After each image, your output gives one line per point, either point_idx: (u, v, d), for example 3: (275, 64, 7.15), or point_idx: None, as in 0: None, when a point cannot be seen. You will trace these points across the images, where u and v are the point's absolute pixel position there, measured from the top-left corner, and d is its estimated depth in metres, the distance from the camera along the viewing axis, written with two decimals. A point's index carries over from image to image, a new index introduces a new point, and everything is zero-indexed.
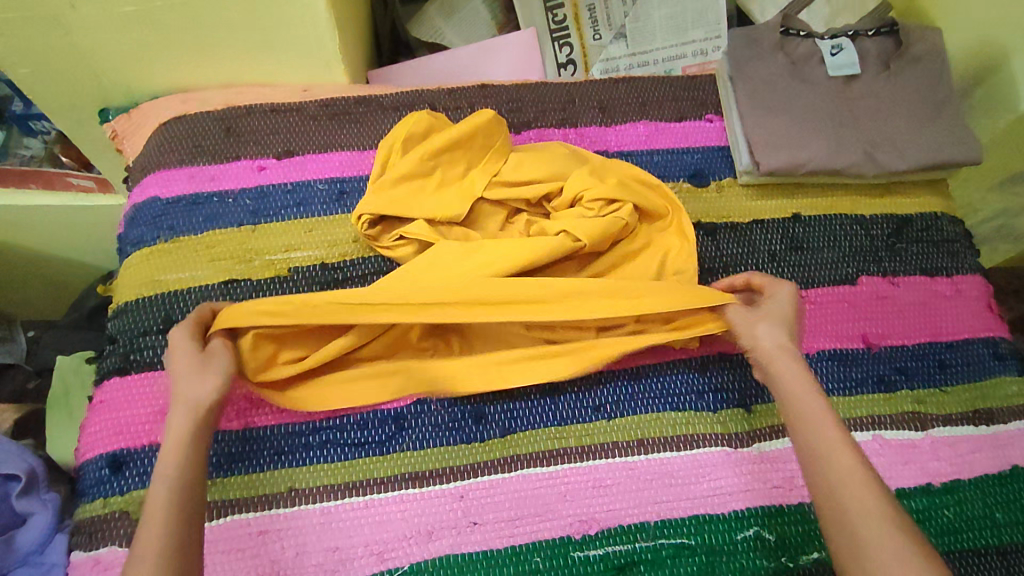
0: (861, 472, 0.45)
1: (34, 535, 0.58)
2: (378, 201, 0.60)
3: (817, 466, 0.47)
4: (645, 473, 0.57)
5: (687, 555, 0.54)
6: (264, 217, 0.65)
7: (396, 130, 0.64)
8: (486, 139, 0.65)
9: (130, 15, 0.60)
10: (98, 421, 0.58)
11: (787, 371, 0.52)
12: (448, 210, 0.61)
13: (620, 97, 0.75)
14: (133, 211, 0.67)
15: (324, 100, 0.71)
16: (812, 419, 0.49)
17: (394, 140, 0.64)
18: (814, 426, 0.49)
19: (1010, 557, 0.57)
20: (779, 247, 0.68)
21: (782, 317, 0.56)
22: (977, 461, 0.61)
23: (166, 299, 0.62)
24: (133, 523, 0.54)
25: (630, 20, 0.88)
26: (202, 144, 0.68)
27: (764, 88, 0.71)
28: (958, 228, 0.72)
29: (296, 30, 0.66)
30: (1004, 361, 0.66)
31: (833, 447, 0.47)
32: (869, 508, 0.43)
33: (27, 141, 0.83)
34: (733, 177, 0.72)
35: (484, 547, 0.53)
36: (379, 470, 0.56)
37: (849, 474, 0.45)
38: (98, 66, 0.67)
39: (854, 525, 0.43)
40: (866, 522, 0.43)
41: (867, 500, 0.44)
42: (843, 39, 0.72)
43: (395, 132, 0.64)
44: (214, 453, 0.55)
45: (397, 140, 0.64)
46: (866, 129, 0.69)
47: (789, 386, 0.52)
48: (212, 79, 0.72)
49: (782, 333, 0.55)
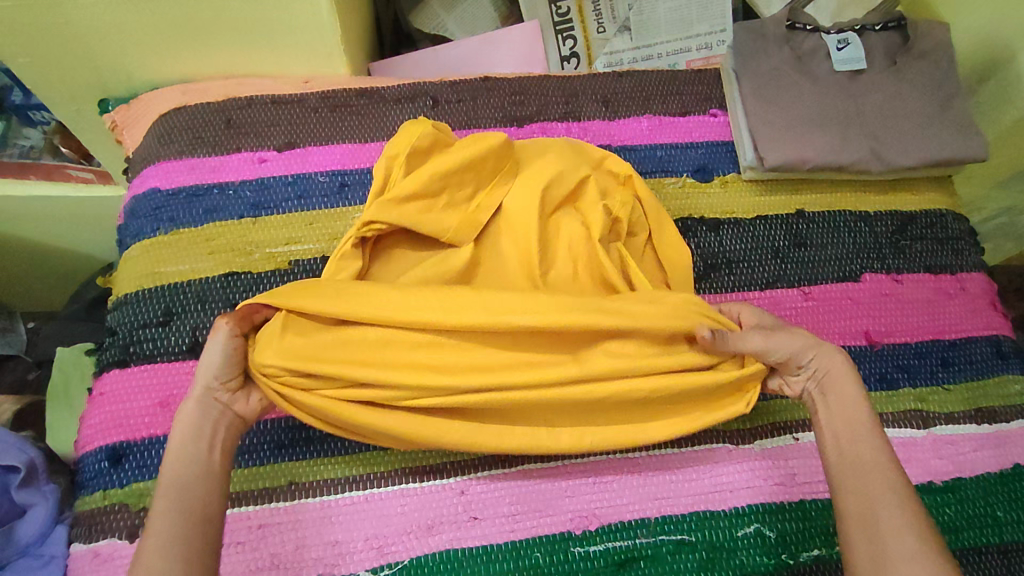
0: (903, 492, 0.44)
1: (34, 527, 0.57)
2: (386, 209, 0.56)
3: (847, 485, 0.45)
4: (646, 470, 0.56)
5: (688, 551, 0.54)
6: (264, 210, 0.65)
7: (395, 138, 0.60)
8: (499, 159, 0.61)
9: (131, 4, 0.60)
10: (98, 412, 0.58)
11: (839, 372, 0.50)
12: (452, 227, 0.58)
13: (623, 91, 0.74)
14: (133, 202, 0.66)
15: (325, 92, 0.70)
16: (859, 438, 0.47)
17: (399, 146, 0.59)
18: (861, 438, 0.47)
19: (1010, 555, 0.57)
20: (783, 243, 0.68)
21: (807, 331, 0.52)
22: (979, 460, 0.60)
23: (166, 292, 0.61)
24: (133, 515, 0.53)
25: (634, 13, 0.87)
26: (203, 136, 0.67)
27: (769, 80, 0.70)
28: (963, 225, 0.72)
29: (298, 21, 0.65)
30: (1008, 359, 0.66)
31: (877, 462, 0.46)
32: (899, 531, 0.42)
33: (26, 132, 0.80)
34: (737, 172, 0.71)
35: (483, 542, 0.53)
36: (379, 464, 0.55)
37: (888, 490, 0.44)
38: (98, 56, 0.66)
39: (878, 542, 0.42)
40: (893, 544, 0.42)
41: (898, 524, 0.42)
42: (849, 34, 0.71)
43: (398, 141, 0.59)
44: (259, 440, 0.56)
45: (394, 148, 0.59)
46: (871, 125, 0.68)
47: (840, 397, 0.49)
48: (214, 70, 0.72)
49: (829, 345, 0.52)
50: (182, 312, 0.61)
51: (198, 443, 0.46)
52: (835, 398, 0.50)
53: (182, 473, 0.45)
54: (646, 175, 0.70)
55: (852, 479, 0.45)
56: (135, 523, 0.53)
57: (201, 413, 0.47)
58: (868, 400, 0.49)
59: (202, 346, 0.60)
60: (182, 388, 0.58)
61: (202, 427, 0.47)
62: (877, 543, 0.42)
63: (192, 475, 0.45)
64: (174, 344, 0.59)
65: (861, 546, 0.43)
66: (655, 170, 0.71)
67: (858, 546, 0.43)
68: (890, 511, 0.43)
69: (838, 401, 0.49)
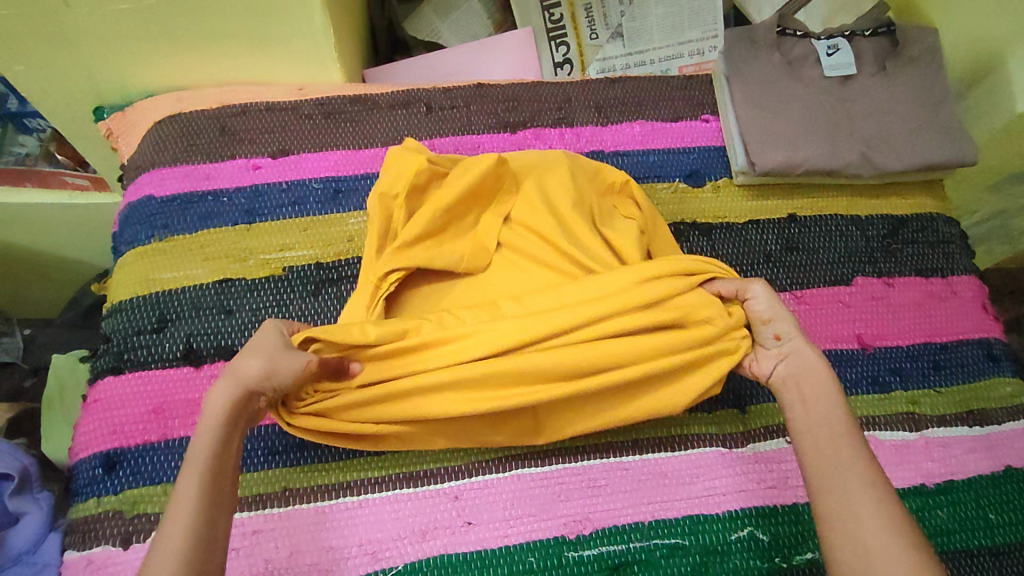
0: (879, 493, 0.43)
1: (28, 534, 0.57)
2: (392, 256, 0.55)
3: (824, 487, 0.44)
4: (639, 474, 0.57)
5: (681, 555, 0.54)
6: (259, 216, 0.65)
7: (388, 166, 0.59)
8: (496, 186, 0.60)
9: (125, 13, 0.60)
10: (92, 419, 0.58)
11: (813, 370, 0.50)
12: (465, 254, 0.58)
13: (616, 97, 0.75)
14: (128, 210, 0.66)
15: (319, 99, 0.71)
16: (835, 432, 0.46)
17: (396, 181, 0.58)
18: (838, 435, 0.46)
19: (1003, 557, 0.57)
20: (775, 247, 0.68)
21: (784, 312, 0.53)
22: (970, 462, 0.61)
23: (160, 299, 0.62)
24: (126, 522, 0.53)
25: (627, 19, 0.88)
26: (197, 143, 0.68)
27: (760, 86, 0.70)
28: (953, 228, 0.72)
29: (292, 29, 0.65)
30: (999, 362, 0.66)
31: (852, 461, 0.45)
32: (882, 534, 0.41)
33: (23, 139, 0.80)
34: (729, 177, 0.72)
35: (477, 547, 0.53)
36: (374, 469, 0.56)
37: (866, 488, 0.43)
38: (93, 65, 0.67)
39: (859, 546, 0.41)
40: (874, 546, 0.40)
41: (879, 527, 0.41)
42: (839, 40, 0.72)
43: (393, 174, 0.59)
44: (253, 447, 0.56)
45: (392, 183, 0.59)
46: (862, 130, 0.69)
47: (813, 390, 0.49)
48: (208, 78, 0.72)
49: (806, 344, 0.51)
50: (177, 318, 0.61)
51: (228, 436, 0.44)
52: (806, 395, 0.49)
53: (208, 467, 0.42)
54: (638, 180, 0.71)
55: (828, 477, 0.45)
56: (129, 530, 0.53)
57: (239, 407, 0.44)
58: (841, 393, 0.49)
59: (196, 353, 0.60)
60: (176, 395, 0.58)
61: (235, 421, 0.44)
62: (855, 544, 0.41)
63: (213, 471, 0.42)
64: (169, 351, 0.59)
65: (840, 546, 0.42)
66: (647, 175, 0.71)
67: (839, 551, 0.42)
68: (870, 511, 0.42)
69: (812, 398, 0.49)
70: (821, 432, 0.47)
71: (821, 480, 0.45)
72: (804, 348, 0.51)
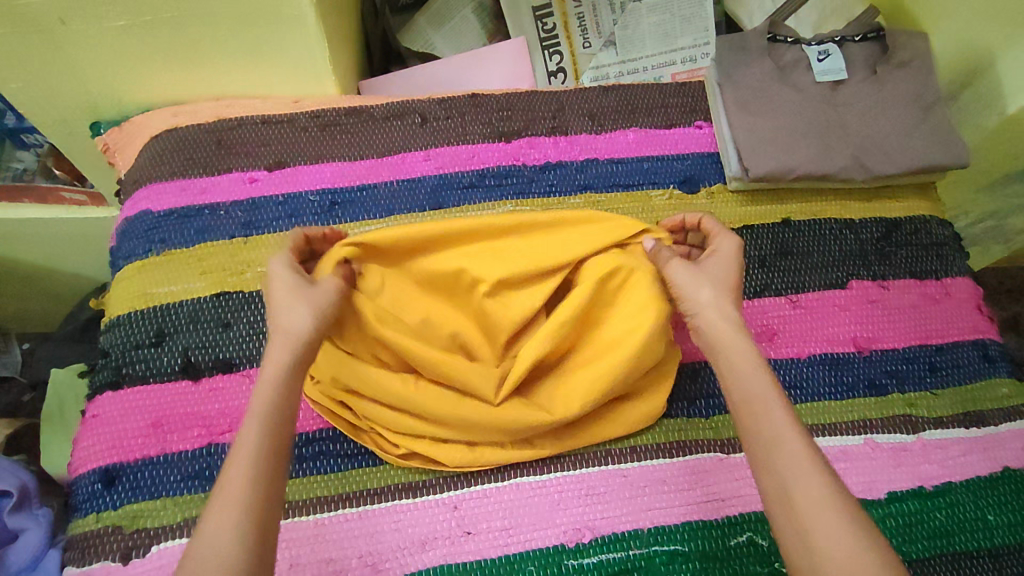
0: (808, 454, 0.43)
1: (26, 551, 0.57)
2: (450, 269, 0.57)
3: (765, 451, 0.45)
4: (637, 481, 0.57)
5: (680, 561, 0.54)
6: (256, 229, 0.66)
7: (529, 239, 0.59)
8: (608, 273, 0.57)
9: (122, 29, 0.61)
10: (91, 434, 0.58)
11: (732, 339, 0.50)
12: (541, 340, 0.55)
13: (610, 104, 0.75)
14: (125, 224, 0.66)
15: (314, 112, 0.71)
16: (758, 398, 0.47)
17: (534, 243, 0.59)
18: (762, 403, 0.46)
19: (1002, 559, 0.57)
20: (769, 252, 0.69)
21: (722, 278, 0.54)
22: (968, 463, 0.61)
23: (158, 313, 0.62)
24: (126, 537, 0.53)
25: (619, 28, 0.88)
26: (194, 157, 0.68)
27: (750, 92, 0.71)
28: (946, 231, 0.73)
29: (285, 43, 0.66)
30: (995, 363, 0.67)
31: (779, 428, 0.45)
32: (817, 492, 0.42)
33: (20, 154, 0.82)
34: (723, 183, 0.72)
35: (478, 557, 0.53)
36: (372, 481, 0.56)
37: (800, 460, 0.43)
38: (91, 80, 0.67)
39: (798, 512, 0.42)
40: (811, 506, 0.41)
41: (812, 485, 0.42)
42: (829, 45, 0.72)
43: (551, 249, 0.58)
44: None
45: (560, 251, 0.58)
46: (853, 133, 0.69)
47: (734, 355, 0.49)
48: (205, 92, 0.73)
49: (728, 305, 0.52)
50: (175, 333, 0.61)
51: (292, 377, 0.48)
52: (735, 352, 0.49)
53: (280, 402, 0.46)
54: (633, 188, 0.71)
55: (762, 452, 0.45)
56: (129, 545, 0.53)
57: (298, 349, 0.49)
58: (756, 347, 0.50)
59: (194, 366, 0.60)
60: (174, 408, 0.58)
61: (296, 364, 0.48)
62: (808, 505, 0.42)
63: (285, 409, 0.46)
64: (167, 365, 0.60)
65: (785, 528, 0.42)
66: (641, 182, 0.71)
67: (784, 526, 0.42)
68: (808, 485, 0.42)
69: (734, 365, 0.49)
70: (751, 403, 0.47)
71: (767, 469, 0.44)
72: (720, 319, 0.51)
